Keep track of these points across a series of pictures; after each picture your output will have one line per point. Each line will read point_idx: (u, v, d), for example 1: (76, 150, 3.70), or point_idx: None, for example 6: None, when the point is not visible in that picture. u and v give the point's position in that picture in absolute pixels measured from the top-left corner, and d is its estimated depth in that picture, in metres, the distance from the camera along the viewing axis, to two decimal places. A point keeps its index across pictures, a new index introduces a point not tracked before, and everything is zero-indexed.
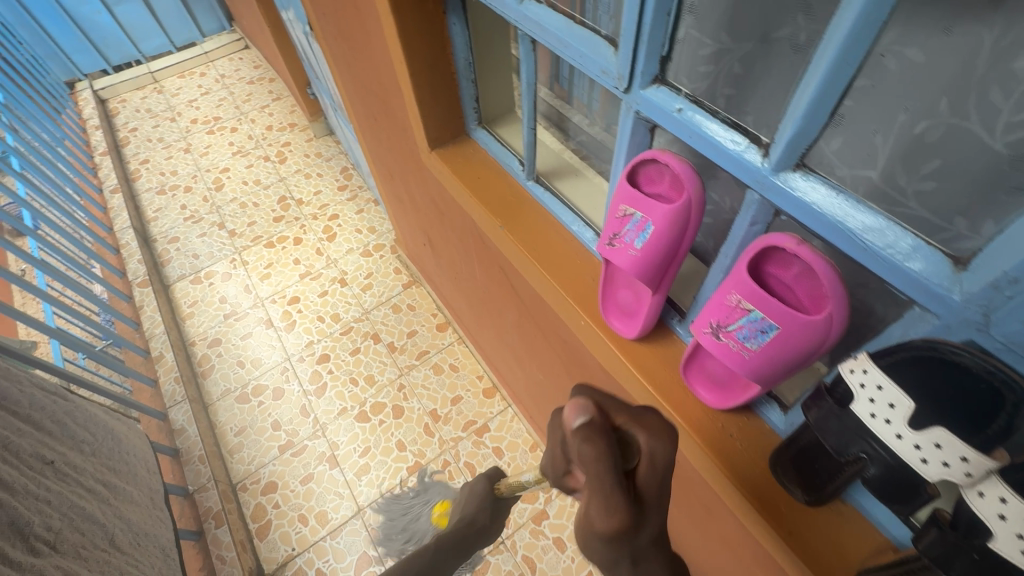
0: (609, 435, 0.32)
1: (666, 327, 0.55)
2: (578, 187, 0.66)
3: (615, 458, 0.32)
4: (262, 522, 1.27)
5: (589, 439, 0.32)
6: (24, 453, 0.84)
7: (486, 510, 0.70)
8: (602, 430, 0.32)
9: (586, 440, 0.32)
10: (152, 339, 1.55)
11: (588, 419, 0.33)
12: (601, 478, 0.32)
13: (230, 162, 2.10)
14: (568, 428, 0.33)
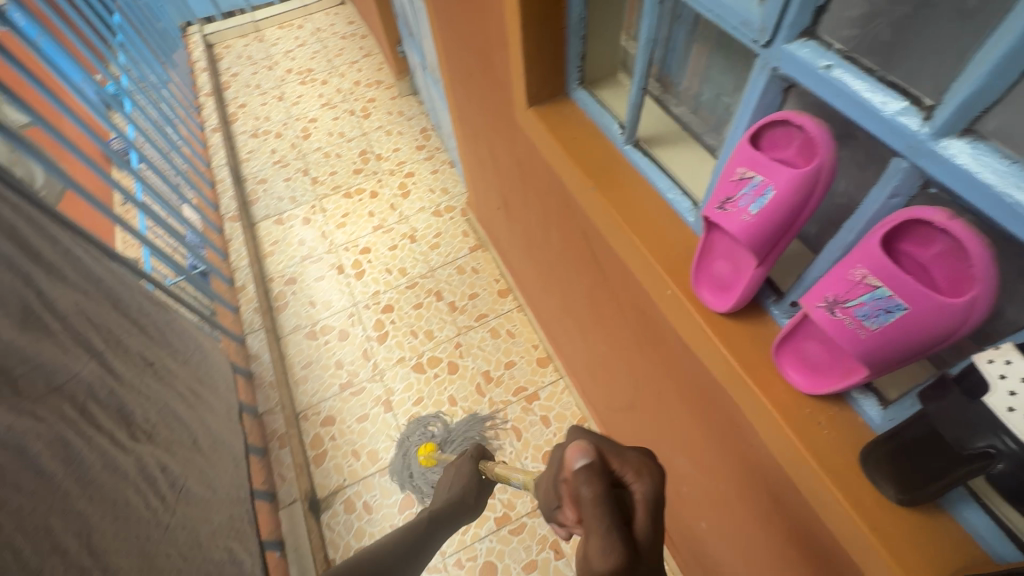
0: (603, 475, 0.40)
1: (760, 307, 0.53)
2: (678, 157, 0.64)
3: (608, 495, 0.39)
4: (319, 450, 1.36)
5: (588, 473, 0.40)
6: (131, 351, 0.93)
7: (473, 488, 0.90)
8: (600, 471, 0.40)
9: (588, 475, 0.40)
10: (236, 270, 1.66)
11: (588, 461, 0.41)
12: (598, 515, 0.38)
13: (318, 113, 2.18)
14: (571, 469, 0.41)
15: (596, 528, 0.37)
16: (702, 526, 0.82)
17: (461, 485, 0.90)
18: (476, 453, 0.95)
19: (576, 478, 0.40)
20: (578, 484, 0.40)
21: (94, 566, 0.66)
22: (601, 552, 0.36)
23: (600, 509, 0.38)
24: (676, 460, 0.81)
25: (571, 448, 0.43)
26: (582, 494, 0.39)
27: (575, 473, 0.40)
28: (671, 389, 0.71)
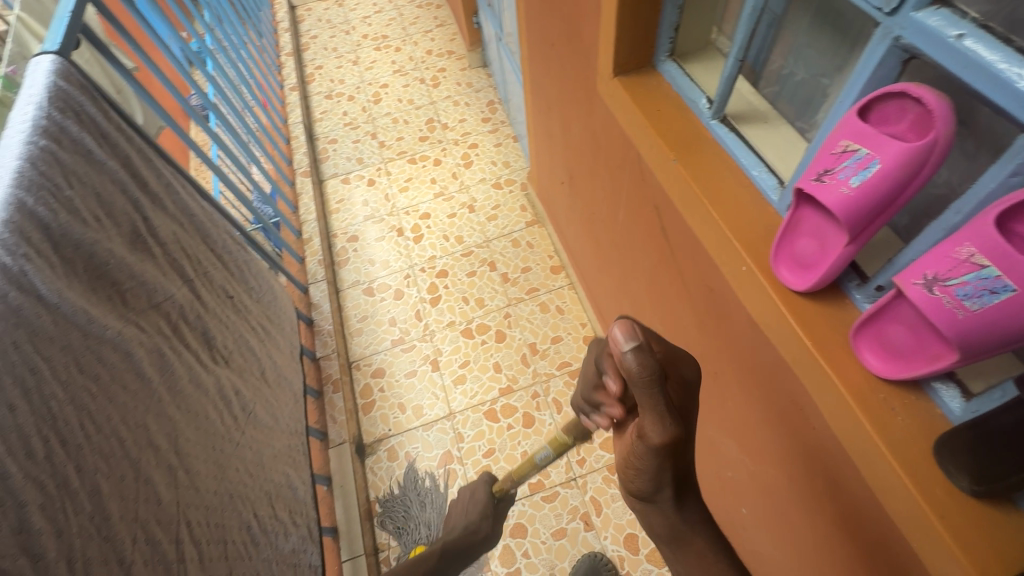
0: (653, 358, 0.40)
1: (840, 291, 0.52)
2: (767, 135, 0.63)
3: (661, 377, 0.40)
4: (368, 399, 1.43)
5: (640, 358, 0.40)
6: (215, 282, 1.01)
7: (486, 520, 0.92)
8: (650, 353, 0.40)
9: (641, 357, 0.40)
10: (304, 223, 1.75)
11: (637, 342, 0.40)
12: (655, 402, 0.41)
13: (390, 79, 2.23)
14: (619, 350, 0.41)
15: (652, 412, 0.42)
16: (743, 512, 0.83)
17: (477, 516, 0.93)
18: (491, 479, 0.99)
19: (627, 364, 0.40)
20: (628, 366, 0.40)
21: (179, 465, 0.73)
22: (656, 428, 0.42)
23: (653, 392, 0.41)
24: (723, 443, 0.81)
25: (617, 329, 0.41)
26: (636, 375, 0.40)
27: (625, 357, 0.40)
28: (729, 370, 0.71)
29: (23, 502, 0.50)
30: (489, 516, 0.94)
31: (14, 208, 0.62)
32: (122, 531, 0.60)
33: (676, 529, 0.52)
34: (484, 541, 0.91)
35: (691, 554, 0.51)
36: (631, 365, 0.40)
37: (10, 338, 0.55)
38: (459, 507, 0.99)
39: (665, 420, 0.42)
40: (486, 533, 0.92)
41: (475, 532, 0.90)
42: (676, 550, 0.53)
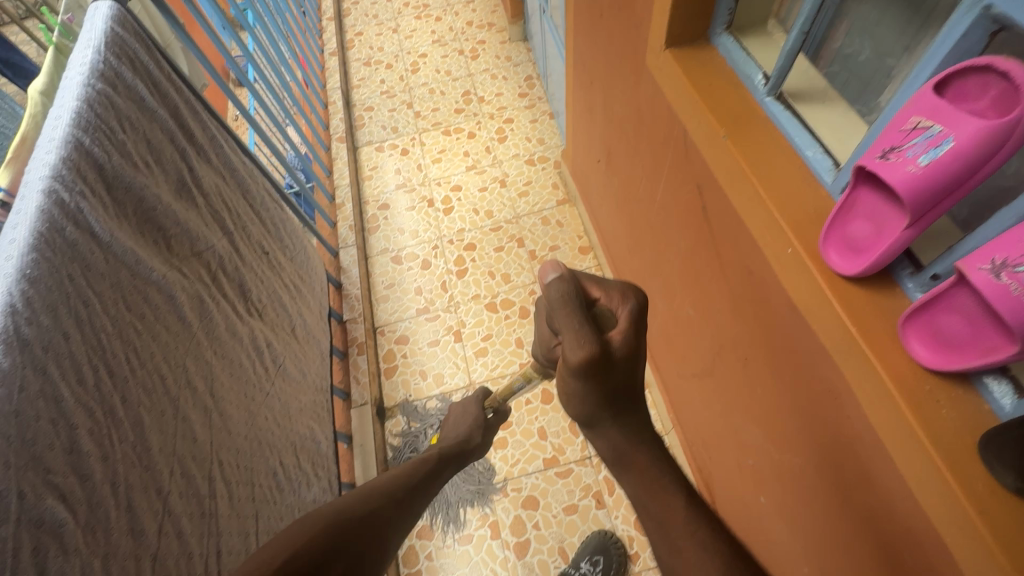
0: (570, 282, 0.51)
1: (891, 278, 0.50)
2: (826, 115, 0.60)
3: (577, 297, 0.50)
4: (391, 364, 1.46)
5: (561, 283, 0.51)
6: (253, 237, 1.03)
7: (478, 429, 0.91)
8: (568, 279, 0.51)
9: (559, 282, 0.50)
10: (337, 188, 1.77)
11: (558, 272, 0.51)
12: (575, 322, 0.49)
13: (429, 49, 2.21)
14: (544, 278, 0.51)
15: (573, 331, 0.49)
16: (761, 501, 0.83)
17: (468, 426, 0.91)
18: (481, 395, 0.98)
19: (550, 290, 0.51)
20: (550, 293, 0.51)
21: (213, 407, 0.76)
22: (576, 348, 0.48)
23: (574, 314, 0.49)
24: (748, 431, 0.81)
25: (544, 266, 0.52)
26: (554, 297, 0.50)
27: (548, 285, 0.51)
28: (762, 355, 0.70)
29: (75, 425, 0.52)
30: (482, 426, 0.92)
31: (72, 147, 0.64)
32: (161, 462, 0.63)
33: (619, 453, 0.51)
34: (478, 448, 0.90)
35: (634, 472, 0.50)
36: (553, 292, 0.50)
37: (68, 271, 0.57)
38: (451, 419, 0.97)
39: (583, 338, 0.48)
40: (478, 443, 0.90)
41: (471, 437, 0.89)
42: (621, 472, 0.51)
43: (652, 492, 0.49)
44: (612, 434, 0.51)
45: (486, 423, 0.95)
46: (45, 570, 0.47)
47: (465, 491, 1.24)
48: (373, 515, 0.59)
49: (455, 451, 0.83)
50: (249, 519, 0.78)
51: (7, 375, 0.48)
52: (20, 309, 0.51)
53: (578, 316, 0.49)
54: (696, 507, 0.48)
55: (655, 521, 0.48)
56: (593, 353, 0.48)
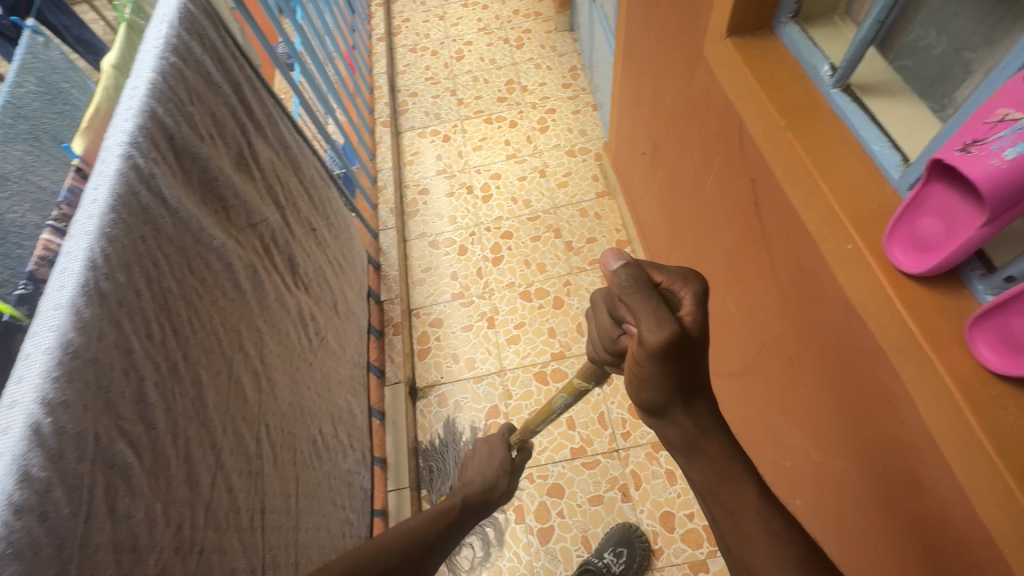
0: (639, 268, 0.47)
1: (958, 279, 0.48)
2: (895, 109, 0.59)
3: (648, 282, 0.47)
4: (424, 346, 1.49)
5: (630, 271, 0.47)
6: (303, 212, 1.06)
7: (503, 471, 0.93)
8: (636, 266, 0.47)
9: (628, 270, 0.47)
10: (380, 171, 1.80)
11: (623, 259, 0.48)
12: (654, 310, 0.47)
13: (474, 37, 2.21)
14: (610, 268, 0.48)
15: (650, 317, 0.47)
16: (796, 503, 0.82)
17: (495, 467, 0.93)
18: (506, 433, 1.00)
19: (619, 278, 0.47)
20: (620, 280, 0.47)
21: (263, 371, 0.79)
22: (657, 333, 0.46)
23: (649, 299, 0.47)
24: (787, 431, 0.79)
25: (606, 256, 0.48)
26: (625, 285, 0.47)
27: (615, 273, 0.47)
28: (810, 353, 0.68)
29: (143, 377, 0.55)
30: (507, 470, 0.93)
31: (147, 116, 0.67)
32: (216, 419, 0.66)
33: (691, 442, 0.51)
34: (502, 496, 0.90)
35: (704, 459, 0.51)
36: (622, 278, 0.47)
37: (140, 233, 0.60)
38: (474, 463, 0.96)
39: (663, 322, 0.46)
40: (502, 490, 0.91)
41: (496, 484, 0.89)
42: (691, 460, 0.52)
43: (722, 481, 0.50)
44: (677, 417, 0.52)
45: (512, 464, 0.97)
46: (116, 507, 0.50)
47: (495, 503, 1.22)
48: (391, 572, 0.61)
49: (477, 500, 0.83)
50: (290, 481, 0.81)
51: (87, 324, 0.51)
52: (100, 264, 0.54)
53: (652, 299, 0.47)
54: (768, 500, 0.49)
55: (723, 507, 0.50)
56: (674, 334, 0.45)
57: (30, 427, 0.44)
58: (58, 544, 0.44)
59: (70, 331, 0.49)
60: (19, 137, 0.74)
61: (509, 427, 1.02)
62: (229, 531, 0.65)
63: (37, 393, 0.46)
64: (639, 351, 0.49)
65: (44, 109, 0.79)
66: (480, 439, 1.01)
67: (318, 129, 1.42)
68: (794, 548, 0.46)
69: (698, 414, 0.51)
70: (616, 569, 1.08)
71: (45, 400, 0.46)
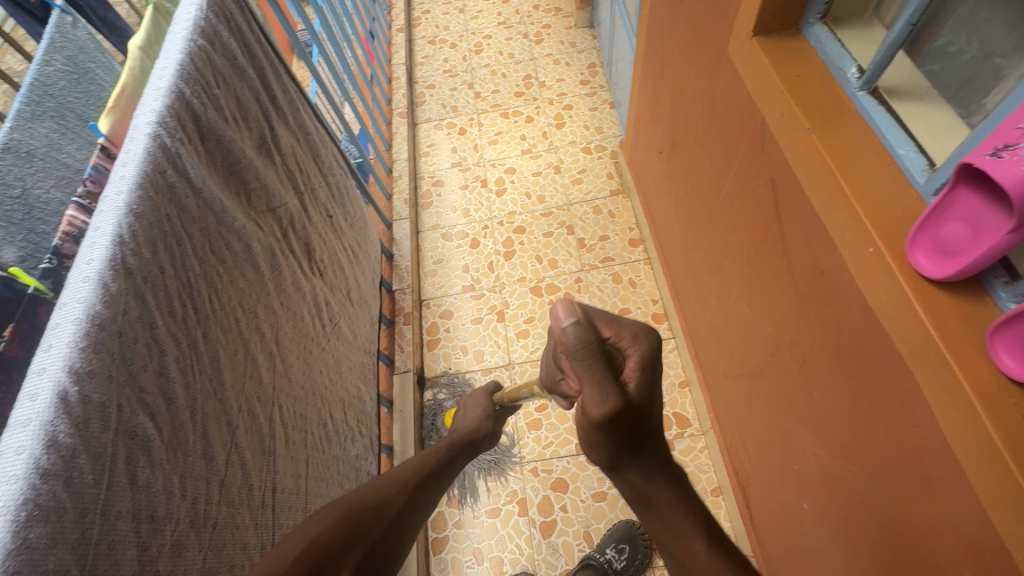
0: (589, 332, 0.43)
1: (981, 286, 0.48)
2: (923, 114, 0.58)
3: (598, 347, 0.43)
4: (434, 337, 1.50)
5: (579, 334, 0.42)
6: (320, 199, 1.07)
7: (488, 421, 0.91)
8: (586, 328, 0.43)
9: (578, 333, 0.42)
10: (396, 161, 1.80)
11: (576, 315, 0.43)
12: (596, 377, 0.44)
13: (494, 31, 2.21)
14: (560, 325, 0.43)
15: (594, 387, 0.44)
16: (804, 509, 0.82)
17: (481, 418, 0.91)
18: (489, 388, 0.99)
19: (568, 340, 0.42)
20: (566, 343, 0.43)
21: (277, 353, 0.80)
22: (597, 405, 0.44)
23: (595, 367, 0.43)
24: (797, 436, 0.80)
25: (556, 310, 0.43)
26: (573, 349, 0.43)
27: (563, 334, 0.42)
28: (823, 359, 0.69)
29: (164, 352, 0.56)
30: (491, 415, 0.93)
31: (174, 96, 0.67)
32: (233, 398, 0.67)
33: (640, 493, 0.48)
34: (486, 440, 0.88)
35: (656, 513, 0.47)
36: (570, 340, 0.42)
37: (166, 211, 0.61)
38: (460, 413, 0.97)
39: (605, 395, 0.44)
40: (488, 433, 0.90)
41: (480, 428, 0.88)
42: (643, 510, 0.48)
43: (675, 533, 0.46)
44: (630, 475, 0.48)
45: (495, 414, 0.94)
46: (136, 479, 0.51)
47: (483, 462, 1.26)
48: (387, 505, 0.59)
49: (467, 441, 0.82)
50: (301, 463, 0.82)
51: (114, 298, 0.52)
52: (127, 240, 0.55)
53: (598, 367, 0.43)
54: (720, 550, 0.46)
55: (675, 558, 0.47)
56: (615, 408, 0.44)
57: (58, 395, 0.45)
58: (81, 510, 0.45)
59: (97, 304, 0.50)
60: (46, 115, 0.76)
61: (491, 387, 0.99)
62: (241, 507, 0.66)
63: (65, 362, 0.47)
64: (582, 417, 0.46)
65: (71, 88, 0.81)
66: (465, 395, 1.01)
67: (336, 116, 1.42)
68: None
69: (646, 466, 0.48)
70: (617, 566, 1.10)
71: (72, 369, 0.47)
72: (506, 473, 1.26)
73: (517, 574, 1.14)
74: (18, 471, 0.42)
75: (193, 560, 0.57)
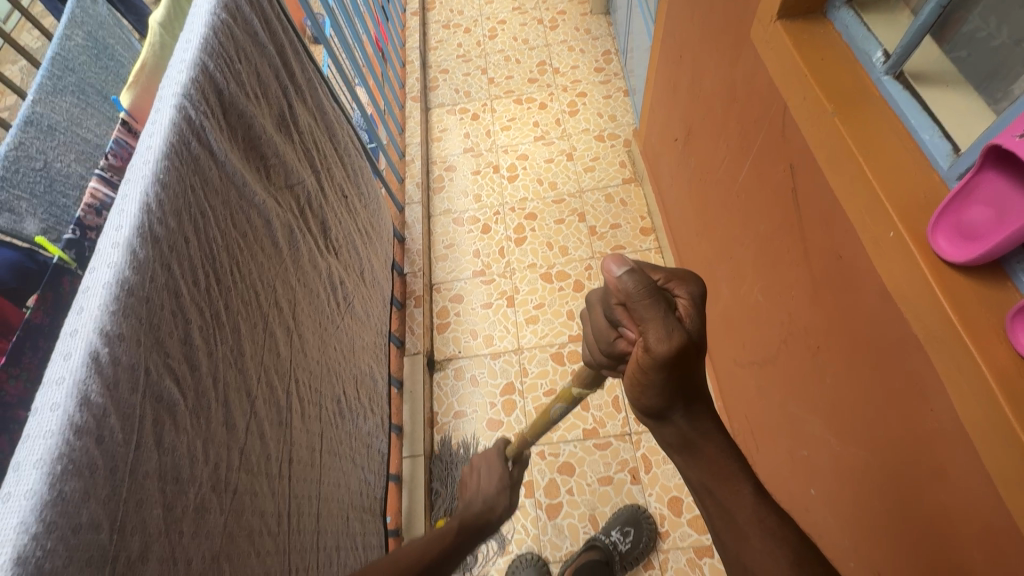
0: (645, 277, 0.43)
1: (1001, 270, 0.48)
2: (948, 99, 0.58)
3: (656, 288, 0.43)
4: (444, 321, 1.51)
5: (637, 280, 0.43)
6: (335, 177, 1.07)
7: (503, 492, 0.91)
8: (641, 274, 0.43)
9: (635, 279, 0.43)
10: (408, 145, 1.80)
11: (628, 264, 0.43)
12: (657, 319, 0.43)
13: (508, 16, 2.19)
14: (614, 274, 0.43)
15: (658, 324, 0.43)
16: (811, 493, 0.83)
17: (495, 489, 0.91)
18: (501, 445, 1.01)
19: (626, 286, 0.43)
20: (627, 287, 0.43)
21: (294, 328, 0.81)
22: (664, 341, 0.43)
23: (657, 307, 0.43)
24: (807, 421, 0.80)
25: (607, 262, 0.44)
26: (633, 295, 0.43)
27: (621, 280, 0.43)
28: (838, 342, 0.69)
29: (189, 320, 0.58)
30: (507, 485, 0.93)
31: (199, 69, 0.68)
32: (252, 369, 0.69)
33: (688, 441, 0.51)
34: (503, 515, 0.89)
35: (702, 459, 0.50)
36: (628, 286, 0.43)
37: (190, 181, 0.62)
38: (473, 482, 0.96)
39: (671, 330, 0.43)
40: (505, 505, 0.90)
41: (497, 500, 0.89)
42: (687, 458, 0.51)
43: (720, 480, 0.49)
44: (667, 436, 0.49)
45: (510, 481, 0.95)
46: (162, 441, 0.52)
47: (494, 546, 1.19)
48: None
49: (476, 519, 0.83)
50: (316, 437, 0.84)
51: (142, 264, 0.53)
52: (154, 208, 0.56)
53: (658, 305, 0.43)
54: (762, 496, 0.49)
55: (719, 506, 0.49)
56: (683, 340, 0.43)
57: (90, 354, 0.46)
58: (112, 467, 0.46)
59: (126, 269, 0.51)
60: (67, 90, 0.77)
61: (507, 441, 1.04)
62: (260, 476, 0.68)
63: (96, 324, 0.48)
64: (644, 360, 0.45)
65: (90, 63, 0.81)
66: (477, 454, 1.02)
67: (351, 97, 1.42)
68: (788, 543, 0.46)
69: (696, 415, 0.50)
70: (622, 548, 1.11)
71: (103, 331, 0.48)
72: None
73: (523, 554, 1.16)
74: (54, 426, 0.43)
75: (215, 524, 0.58)
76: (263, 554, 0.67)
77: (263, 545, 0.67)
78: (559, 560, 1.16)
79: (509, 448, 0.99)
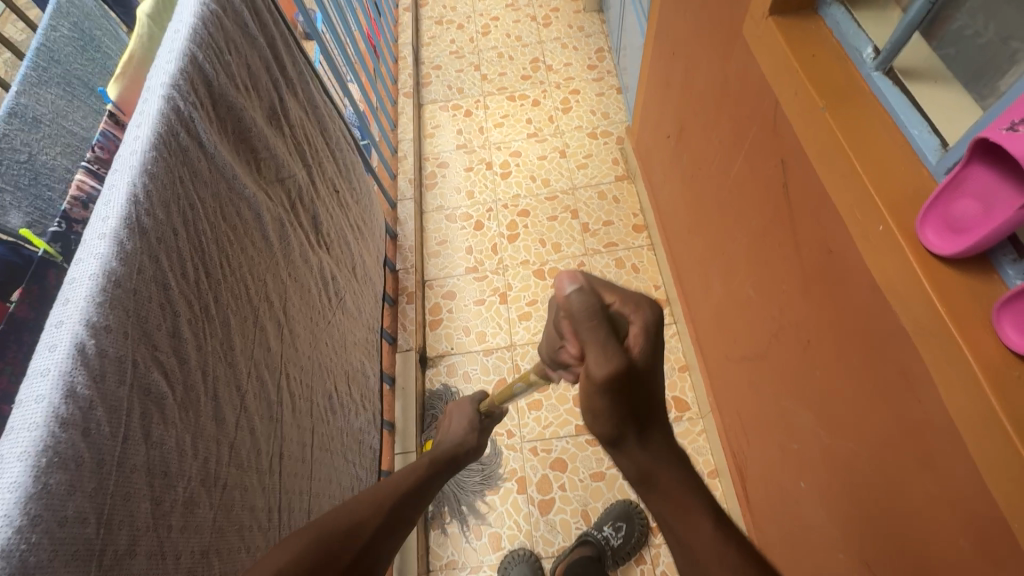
0: (591, 297, 0.41)
1: (989, 265, 0.49)
2: (936, 95, 0.58)
3: (602, 310, 0.41)
4: (436, 317, 1.51)
5: (582, 298, 0.41)
6: (327, 173, 1.07)
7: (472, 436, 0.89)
8: (590, 293, 0.41)
9: (580, 297, 0.41)
10: (401, 141, 1.80)
11: (578, 282, 0.41)
12: (598, 339, 0.41)
13: (501, 13, 2.18)
14: (562, 290, 0.41)
15: (599, 347, 0.41)
16: (802, 488, 0.84)
17: (464, 432, 0.90)
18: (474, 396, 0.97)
19: (570, 304, 0.41)
20: (573, 305, 0.41)
21: (285, 322, 0.81)
22: (603, 367, 0.41)
23: (602, 330, 0.41)
24: (798, 416, 0.81)
25: (558, 276, 0.42)
26: (576, 313, 0.41)
27: (568, 298, 0.41)
28: (828, 338, 0.70)
29: (178, 313, 0.57)
30: (477, 428, 0.91)
31: (187, 59, 0.67)
32: (242, 362, 0.68)
33: (644, 474, 0.46)
34: (471, 454, 0.89)
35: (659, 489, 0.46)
36: (573, 303, 0.41)
37: (179, 173, 0.61)
38: (445, 424, 0.95)
39: (611, 356, 0.41)
40: (473, 447, 0.89)
41: (464, 443, 0.88)
42: (646, 488, 0.47)
43: (675, 506, 0.46)
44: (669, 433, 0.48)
45: (481, 426, 0.93)
46: (150, 435, 0.51)
47: (473, 485, 1.23)
48: (356, 533, 0.59)
49: (447, 459, 0.82)
50: (307, 432, 0.83)
51: (129, 256, 0.52)
52: (142, 199, 0.55)
53: (602, 328, 0.41)
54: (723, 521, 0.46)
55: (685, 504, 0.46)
56: (623, 370, 0.41)
57: (76, 346, 0.46)
58: (99, 461, 0.45)
59: (113, 261, 0.50)
60: (52, 82, 0.76)
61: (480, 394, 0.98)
62: (250, 470, 0.67)
63: (82, 316, 0.47)
64: (585, 383, 0.43)
65: (76, 55, 0.80)
66: (450, 403, 0.98)
67: (343, 92, 1.41)
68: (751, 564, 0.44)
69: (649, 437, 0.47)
70: (614, 543, 1.12)
71: (90, 323, 0.47)
72: (504, 451, 1.27)
73: (515, 549, 1.16)
74: (38, 419, 0.42)
75: (204, 518, 0.58)
76: (254, 548, 0.67)
77: (254, 539, 0.67)
78: (551, 556, 1.17)
79: (484, 400, 0.94)
